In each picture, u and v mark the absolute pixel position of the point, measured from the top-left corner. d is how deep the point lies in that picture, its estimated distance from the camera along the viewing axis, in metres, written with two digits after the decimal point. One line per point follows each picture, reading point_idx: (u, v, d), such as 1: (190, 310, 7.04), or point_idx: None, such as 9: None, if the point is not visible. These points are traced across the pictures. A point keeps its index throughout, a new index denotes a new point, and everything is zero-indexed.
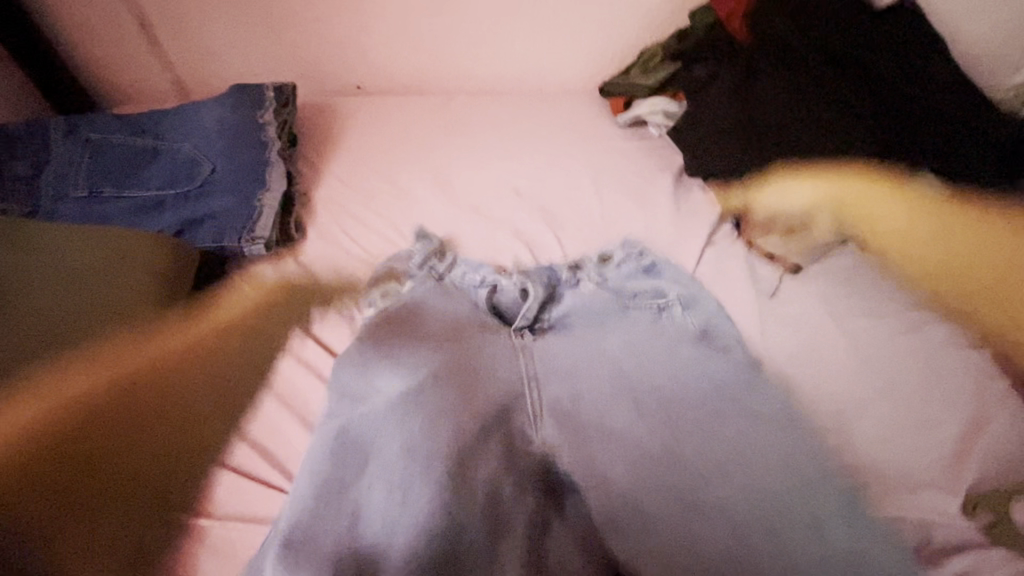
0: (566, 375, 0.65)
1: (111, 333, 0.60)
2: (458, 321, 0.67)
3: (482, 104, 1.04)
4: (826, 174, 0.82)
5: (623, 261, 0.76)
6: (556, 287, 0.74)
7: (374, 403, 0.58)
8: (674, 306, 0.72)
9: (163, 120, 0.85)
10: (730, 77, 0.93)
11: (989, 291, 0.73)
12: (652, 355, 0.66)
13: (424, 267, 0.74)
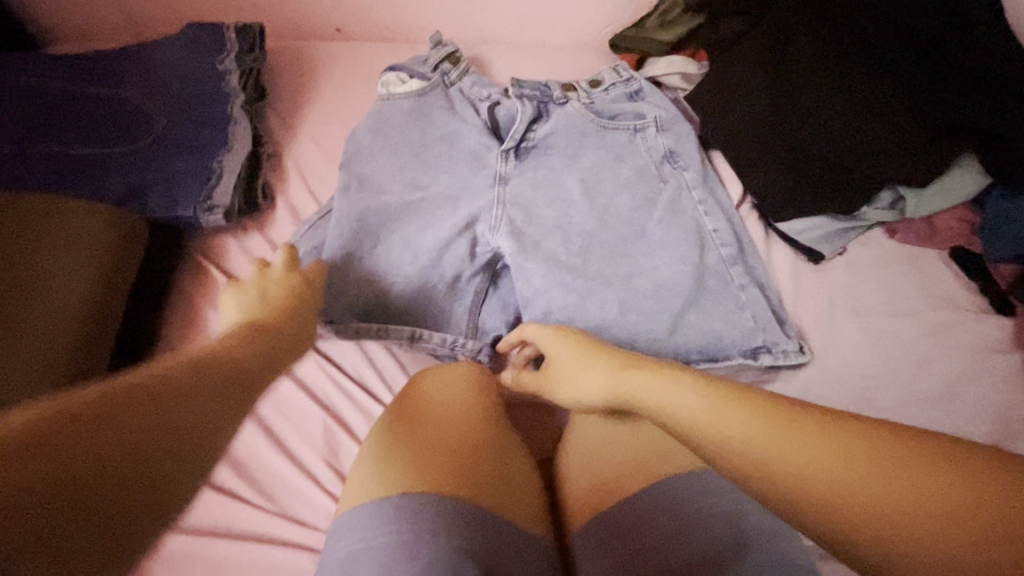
0: (566, 148, 0.74)
1: (49, 329, 0.54)
2: (452, 137, 0.74)
3: (477, 60, 0.93)
4: (851, 153, 0.75)
5: (612, 86, 0.78)
6: (545, 107, 0.76)
7: (429, 112, 0.75)
8: (648, 130, 0.75)
9: (106, 64, 0.73)
10: (763, 33, 0.82)
11: (886, 529, 0.30)
12: (611, 170, 0.73)
13: (437, 70, 0.77)
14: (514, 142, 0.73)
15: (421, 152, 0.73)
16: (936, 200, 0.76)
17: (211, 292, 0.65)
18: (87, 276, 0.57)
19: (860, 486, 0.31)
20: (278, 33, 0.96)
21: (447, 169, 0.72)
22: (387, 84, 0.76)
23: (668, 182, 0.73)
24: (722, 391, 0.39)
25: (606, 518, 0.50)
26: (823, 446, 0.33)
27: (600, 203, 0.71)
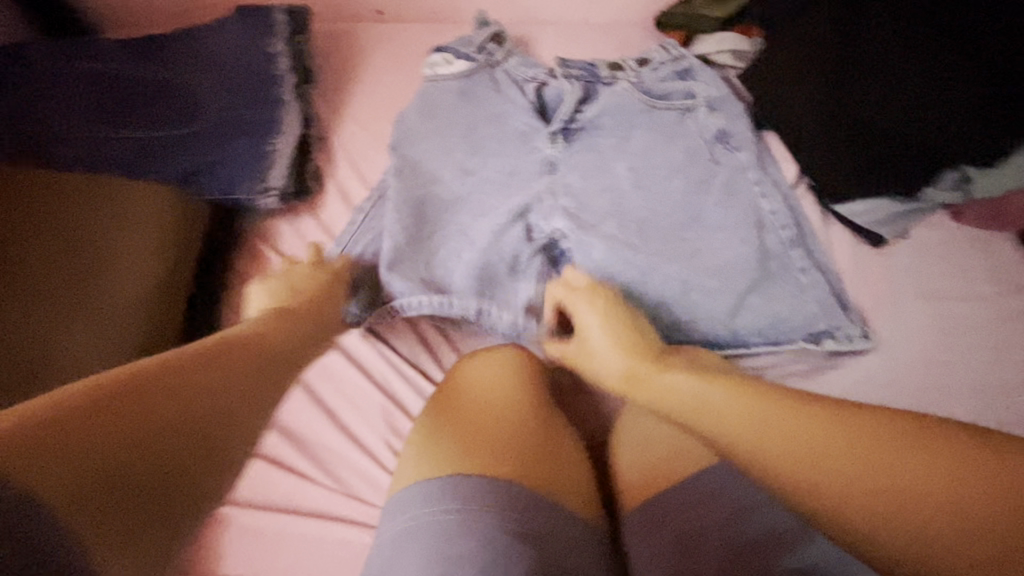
0: (616, 128, 0.72)
1: (122, 311, 0.56)
2: (498, 119, 0.72)
3: (520, 40, 0.91)
4: (919, 128, 0.70)
5: (660, 64, 0.74)
6: (591, 87, 0.73)
7: (477, 92, 0.73)
8: (700, 109, 0.72)
9: (159, 48, 0.74)
10: (824, 5, 0.78)
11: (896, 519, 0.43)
12: (663, 152, 0.71)
13: (483, 51, 0.75)
14: (562, 124, 0.71)
15: (469, 133, 0.72)
16: (1016, 173, 0.69)
17: (266, 274, 0.66)
18: (156, 258, 0.59)
19: (809, 449, 0.47)
20: (319, 15, 0.95)
21: (496, 151, 0.71)
22: (433, 65, 0.75)
23: (722, 165, 0.71)
24: (754, 404, 0.51)
25: (657, 502, 0.49)
26: (822, 435, 0.47)
27: (653, 185, 0.70)
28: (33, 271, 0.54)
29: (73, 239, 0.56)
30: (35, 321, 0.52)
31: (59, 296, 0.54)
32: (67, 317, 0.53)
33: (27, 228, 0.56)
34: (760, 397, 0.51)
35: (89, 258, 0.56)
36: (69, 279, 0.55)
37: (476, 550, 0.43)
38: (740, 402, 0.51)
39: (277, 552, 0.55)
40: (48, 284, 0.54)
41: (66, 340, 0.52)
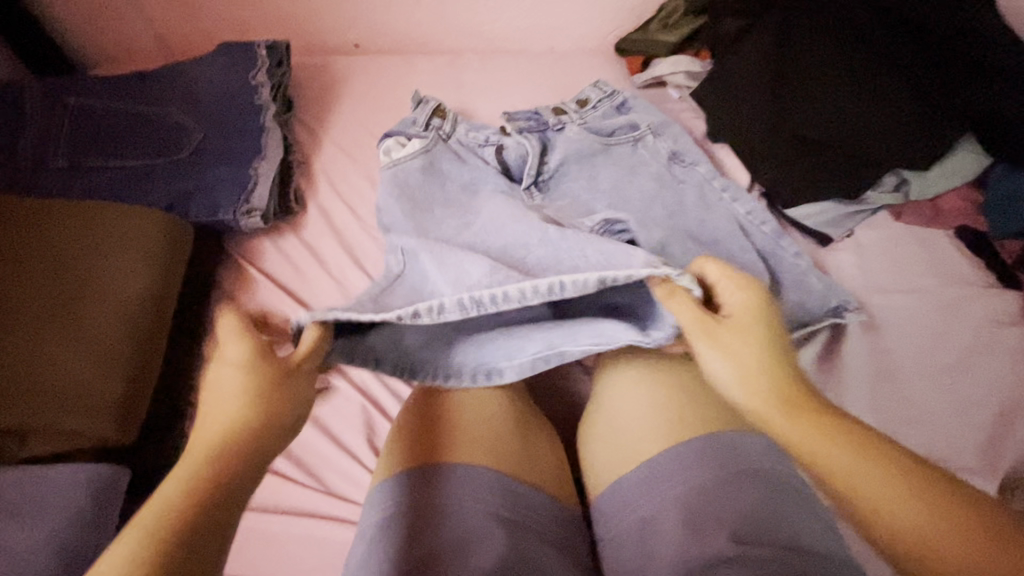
0: (582, 169, 0.76)
1: (109, 320, 0.57)
2: (472, 185, 0.73)
3: (491, 67, 0.97)
4: (862, 133, 0.78)
5: (599, 103, 0.81)
6: (545, 137, 0.78)
7: (435, 150, 0.74)
8: (647, 136, 0.79)
9: (149, 84, 0.78)
10: (768, 24, 0.85)
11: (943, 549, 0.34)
12: (630, 184, 0.74)
13: (430, 127, 0.76)
14: (532, 180, 0.74)
15: (441, 187, 0.71)
16: (939, 181, 0.80)
17: (251, 290, 0.69)
18: (142, 268, 0.61)
19: (888, 487, 0.36)
20: (301, 48, 1.01)
21: (477, 200, 0.71)
22: (387, 150, 0.74)
23: (685, 180, 0.76)
24: (853, 438, 0.39)
25: (620, 486, 0.53)
26: (887, 480, 0.36)
27: (621, 200, 0.73)
28: (32, 292, 0.57)
29: (68, 258, 0.60)
30: (31, 337, 0.55)
31: (55, 311, 0.56)
32: (61, 329, 0.56)
33: (24, 256, 0.59)
34: (818, 408, 0.41)
35: (82, 273, 0.59)
36: (63, 294, 0.57)
37: (448, 541, 0.46)
38: (813, 418, 0.40)
39: (263, 554, 0.57)
40: (44, 302, 0.57)
41: (59, 351, 0.54)
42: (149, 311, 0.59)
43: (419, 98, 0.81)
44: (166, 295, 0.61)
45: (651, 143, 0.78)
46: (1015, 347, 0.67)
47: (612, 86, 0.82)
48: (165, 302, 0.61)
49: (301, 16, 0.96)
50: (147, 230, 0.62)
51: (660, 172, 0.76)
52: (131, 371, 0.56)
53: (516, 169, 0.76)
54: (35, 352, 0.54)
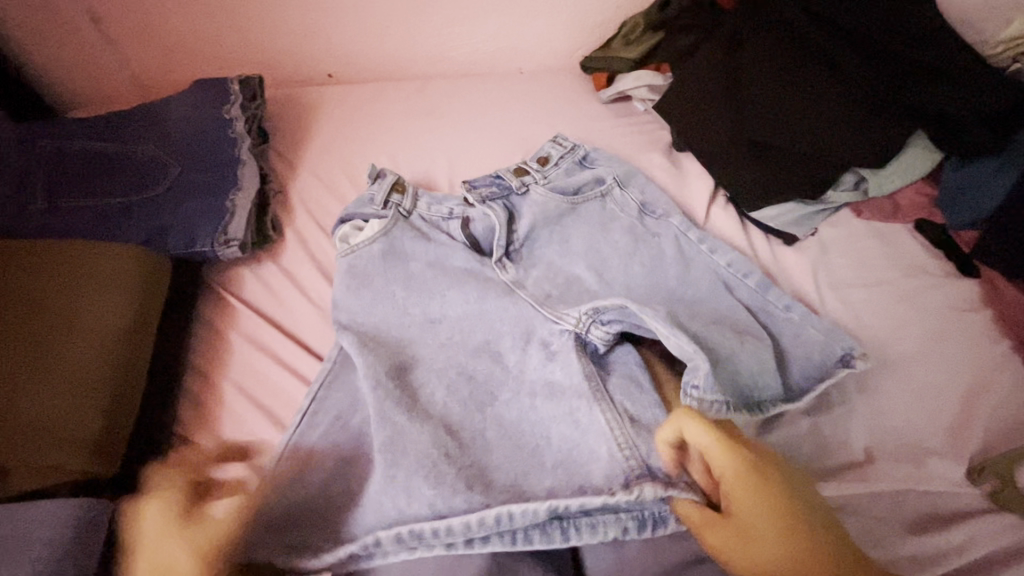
0: (551, 229, 0.74)
1: (88, 355, 0.58)
2: (438, 263, 0.69)
3: (460, 91, 1.00)
4: (813, 135, 0.81)
5: (560, 160, 0.79)
6: (510, 202, 0.76)
7: (390, 235, 0.71)
8: (614, 190, 0.77)
9: (124, 124, 0.80)
10: (716, 44, 0.90)
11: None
12: (606, 242, 0.72)
13: (389, 205, 0.73)
14: (502, 251, 0.71)
15: (406, 275, 0.68)
16: (893, 178, 0.83)
17: (232, 319, 0.70)
18: (120, 303, 0.62)
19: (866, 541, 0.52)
20: (275, 80, 1.03)
21: (445, 280, 0.67)
22: (343, 237, 0.71)
23: (660, 232, 0.73)
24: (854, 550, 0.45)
25: None
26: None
27: (592, 220, 0.74)
28: (9, 331, 0.58)
29: (47, 298, 0.61)
30: (10, 375, 0.55)
31: (34, 349, 0.57)
32: (41, 367, 0.56)
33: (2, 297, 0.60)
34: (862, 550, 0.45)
35: (61, 311, 0.60)
36: (42, 332, 0.58)
37: None
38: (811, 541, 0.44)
39: None
40: (23, 341, 0.58)
41: (38, 389, 0.55)
42: (130, 346, 0.60)
43: (374, 173, 0.77)
44: (145, 330, 0.62)
45: (619, 177, 0.79)
46: (975, 331, 0.70)
47: (572, 141, 0.81)
48: (144, 337, 0.62)
49: (274, 50, 0.99)
50: (126, 268, 0.64)
51: (627, 184, 0.78)
52: (111, 404, 0.56)
53: (482, 238, 0.73)
54: (12, 390, 0.54)
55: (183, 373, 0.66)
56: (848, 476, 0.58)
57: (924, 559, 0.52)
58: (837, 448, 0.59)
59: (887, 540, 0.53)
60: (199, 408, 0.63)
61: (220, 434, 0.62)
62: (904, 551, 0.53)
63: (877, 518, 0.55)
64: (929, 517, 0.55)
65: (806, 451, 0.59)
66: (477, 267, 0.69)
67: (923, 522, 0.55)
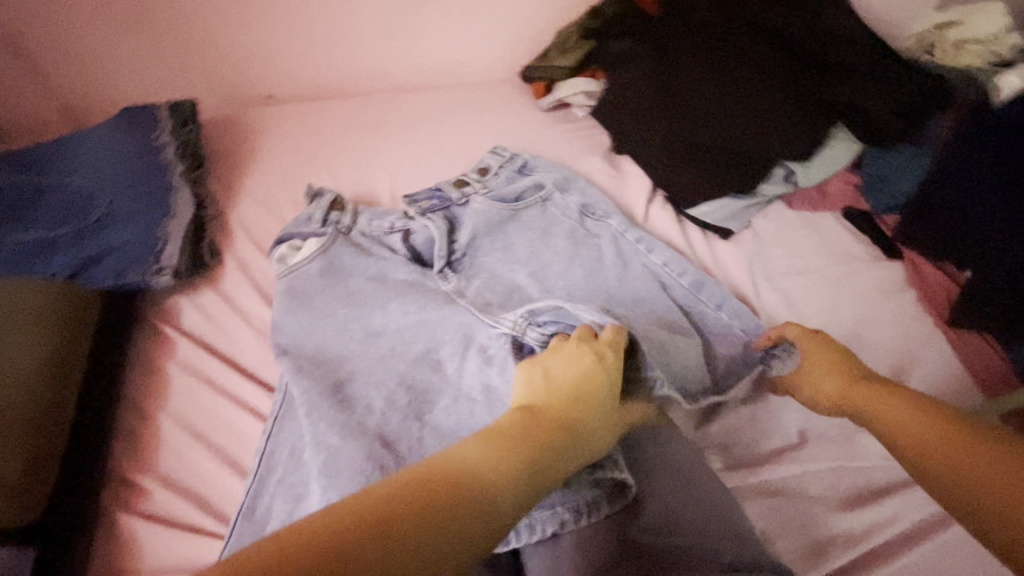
0: (493, 234, 0.74)
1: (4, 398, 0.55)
2: (379, 277, 0.69)
3: (400, 105, 1.01)
4: (743, 134, 0.84)
5: (500, 169, 0.80)
6: (451, 213, 0.75)
7: (333, 251, 0.70)
8: (554, 195, 0.78)
9: (46, 155, 0.78)
10: (643, 50, 0.93)
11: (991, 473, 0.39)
12: (547, 248, 0.72)
13: (328, 222, 0.72)
14: (444, 261, 0.70)
15: (348, 291, 0.68)
16: (821, 168, 0.86)
17: (169, 348, 0.68)
18: (41, 340, 0.59)
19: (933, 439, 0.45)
20: (211, 103, 1.02)
21: (387, 293, 0.67)
22: (282, 257, 0.70)
23: (600, 235, 0.74)
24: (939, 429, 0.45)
25: None
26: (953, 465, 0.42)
27: (533, 224, 0.74)
28: None
29: None
30: None
31: None
32: None
33: None
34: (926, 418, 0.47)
35: None
36: None
37: None
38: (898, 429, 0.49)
39: None
40: None
41: None
42: (52, 385, 0.58)
43: (313, 190, 0.77)
44: (69, 368, 0.60)
45: (556, 183, 0.79)
46: (900, 312, 0.74)
47: (511, 150, 0.82)
48: (68, 375, 0.60)
49: (208, 73, 0.97)
50: (46, 304, 0.61)
51: (564, 189, 0.78)
52: (31, 447, 0.54)
53: (424, 249, 0.73)
54: None
55: (118, 408, 0.64)
56: (781, 459, 0.60)
57: (857, 533, 0.55)
58: (774, 432, 0.62)
59: (822, 517, 0.56)
60: (135, 444, 0.62)
61: (159, 468, 0.60)
62: (838, 527, 0.55)
63: (814, 496, 0.57)
64: (861, 490, 0.58)
65: (745, 438, 0.61)
66: (419, 278, 0.69)
67: (857, 496, 0.57)
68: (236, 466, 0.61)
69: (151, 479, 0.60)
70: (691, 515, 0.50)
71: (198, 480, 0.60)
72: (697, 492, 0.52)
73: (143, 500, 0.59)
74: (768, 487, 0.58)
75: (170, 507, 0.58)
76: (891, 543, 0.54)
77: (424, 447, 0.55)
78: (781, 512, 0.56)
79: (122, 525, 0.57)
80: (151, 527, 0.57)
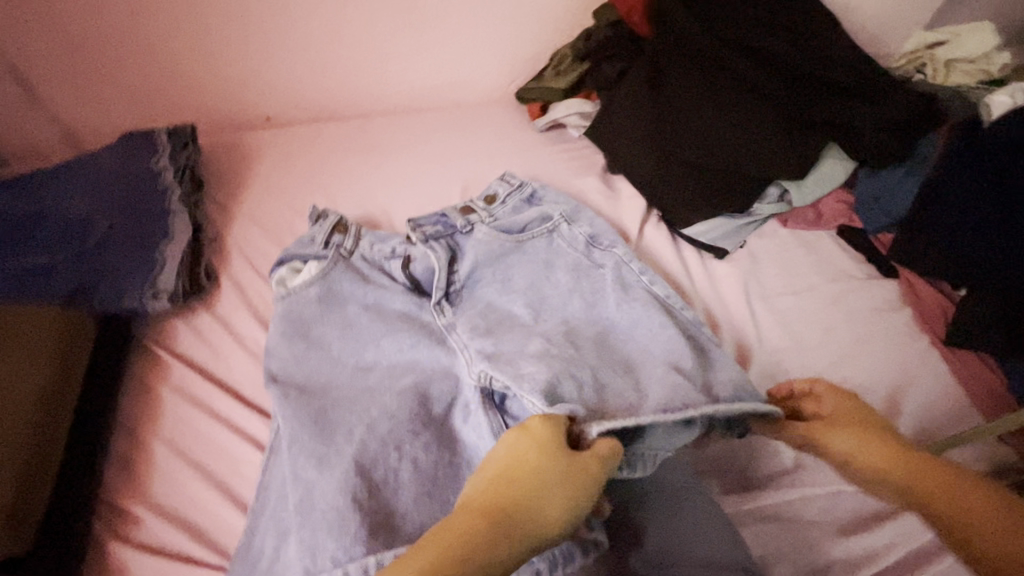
0: (495, 264, 0.73)
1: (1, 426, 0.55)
2: (376, 307, 0.69)
3: (398, 127, 1.02)
4: (736, 156, 0.85)
5: (507, 199, 0.80)
6: (454, 241, 0.76)
7: (332, 278, 0.70)
8: (562, 226, 0.76)
9: (46, 181, 0.79)
10: (636, 73, 0.94)
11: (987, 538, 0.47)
12: (548, 282, 0.71)
13: (330, 245, 0.73)
14: (442, 292, 0.70)
15: (346, 319, 0.68)
16: (814, 190, 0.86)
17: (164, 372, 0.69)
18: (38, 369, 0.59)
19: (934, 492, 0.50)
20: (212, 125, 1.04)
21: (382, 323, 0.67)
22: (281, 280, 0.71)
23: (604, 264, 0.72)
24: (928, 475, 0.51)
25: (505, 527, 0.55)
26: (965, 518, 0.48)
27: (536, 253, 0.73)
28: None
29: None
30: None
31: None
32: None
33: None
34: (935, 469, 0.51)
35: None
36: None
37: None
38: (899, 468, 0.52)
39: None
40: None
41: None
42: (48, 415, 0.58)
43: (318, 212, 0.78)
44: (63, 399, 0.60)
45: (553, 210, 0.79)
46: (898, 331, 0.74)
47: (520, 179, 0.83)
48: (62, 406, 0.60)
49: (210, 96, 0.99)
50: (45, 332, 0.62)
51: (563, 215, 0.78)
52: (23, 477, 0.53)
53: (423, 278, 0.73)
54: None
55: (111, 433, 0.64)
56: (776, 484, 0.59)
57: (854, 560, 0.54)
58: (769, 456, 0.61)
59: (819, 544, 0.55)
60: (129, 471, 0.62)
61: (152, 496, 0.60)
62: (837, 553, 0.55)
63: (811, 522, 0.57)
64: (858, 516, 0.57)
65: (741, 463, 0.61)
66: (416, 309, 0.70)
67: (855, 522, 0.57)
68: (230, 493, 0.61)
69: (142, 507, 0.59)
70: (690, 545, 0.50)
71: (190, 507, 0.60)
72: (694, 523, 0.51)
73: (134, 528, 0.58)
74: (766, 513, 0.57)
75: (160, 534, 0.58)
76: (887, 569, 0.54)
77: (399, 480, 0.55)
78: (778, 539, 0.56)
79: (112, 554, 0.57)
80: (141, 555, 0.56)
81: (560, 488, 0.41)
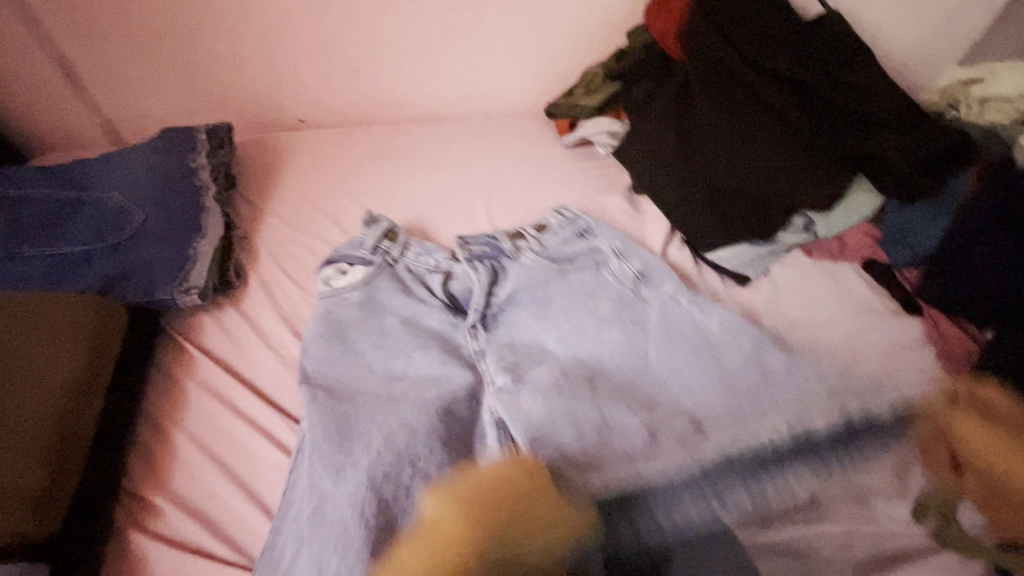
0: (529, 288, 0.74)
1: (40, 409, 0.57)
2: (413, 321, 0.71)
3: (427, 135, 1.04)
4: (766, 185, 0.85)
5: (558, 228, 0.80)
6: (499, 263, 0.77)
7: (367, 287, 0.72)
8: (610, 260, 0.77)
9: (89, 171, 0.81)
10: (665, 96, 0.94)
11: None
12: (588, 309, 0.72)
13: (378, 251, 0.75)
14: (479, 315, 0.72)
15: (375, 325, 0.69)
16: (839, 220, 0.87)
17: (189, 365, 0.70)
18: (75, 354, 0.61)
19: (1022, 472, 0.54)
20: (246, 124, 1.06)
21: (414, 335, 0.69)
22: (327, 279, 0.72)
23: (651, 303, 0.73)
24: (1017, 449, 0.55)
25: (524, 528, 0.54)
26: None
27: (581, 283, 0.75)
28: None
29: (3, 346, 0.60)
30: None
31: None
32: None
33: None
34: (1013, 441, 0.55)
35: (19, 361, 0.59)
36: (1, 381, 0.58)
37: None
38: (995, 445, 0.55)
39: None
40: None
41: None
42: (82, 401, 0.59)
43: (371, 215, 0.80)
44: (98, 384, 0.62)
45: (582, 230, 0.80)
46: None
47: (575, 212, 0.81)
48: (96, 392, 0.61)
49: (246, 96, 1.01)
50: (84, 319, 0.64)
51: (598, 238, 0.79)
52: (55, 459, 0.55)
53: (463, 297, 0.75)
54: None
55: (137, 423, 0.66)
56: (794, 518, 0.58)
57: None
58: None
59: None
60: (152, 462, 0.63)
61: (174, 488, 0.62)
62: None
63: (828, 560, 0.56)
64: (875, 557, 0.56)
65: None
66: (450, 330, 0.72)
67: (872, 563, 0.56)
68: (246, 489, 0.62)
69: (163, 498, 0.61)
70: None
71: (208, 501, 0.61)
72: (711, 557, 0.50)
73: (154, 519, 0.59)
74: (785, 547, 0.56)
75: (178, 527, 0.59)
76: None
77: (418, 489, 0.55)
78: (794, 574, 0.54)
79: (132, 543, 0.58)
80: (160, 546, 0.58)
81: (537, 522, 0.47)
